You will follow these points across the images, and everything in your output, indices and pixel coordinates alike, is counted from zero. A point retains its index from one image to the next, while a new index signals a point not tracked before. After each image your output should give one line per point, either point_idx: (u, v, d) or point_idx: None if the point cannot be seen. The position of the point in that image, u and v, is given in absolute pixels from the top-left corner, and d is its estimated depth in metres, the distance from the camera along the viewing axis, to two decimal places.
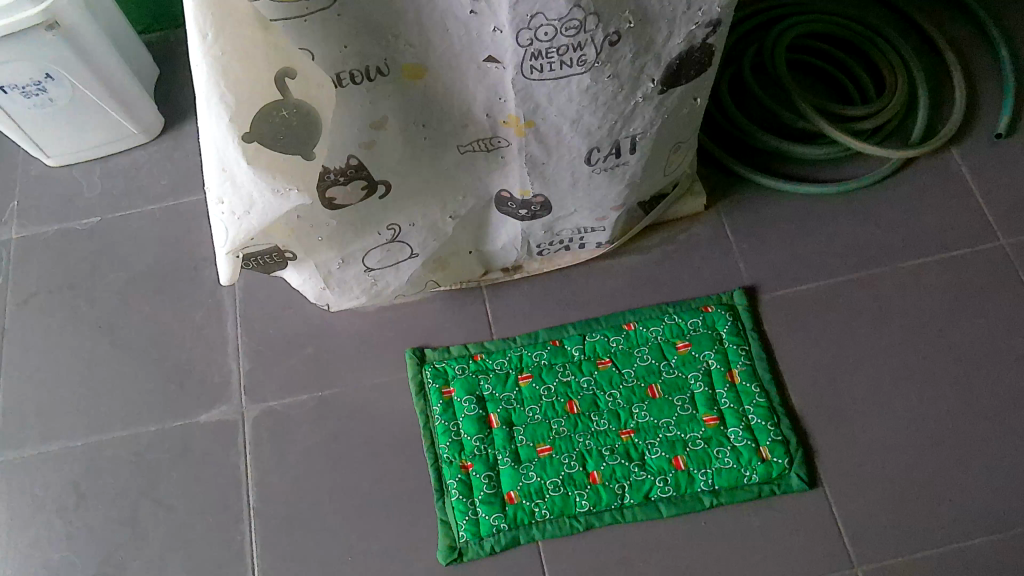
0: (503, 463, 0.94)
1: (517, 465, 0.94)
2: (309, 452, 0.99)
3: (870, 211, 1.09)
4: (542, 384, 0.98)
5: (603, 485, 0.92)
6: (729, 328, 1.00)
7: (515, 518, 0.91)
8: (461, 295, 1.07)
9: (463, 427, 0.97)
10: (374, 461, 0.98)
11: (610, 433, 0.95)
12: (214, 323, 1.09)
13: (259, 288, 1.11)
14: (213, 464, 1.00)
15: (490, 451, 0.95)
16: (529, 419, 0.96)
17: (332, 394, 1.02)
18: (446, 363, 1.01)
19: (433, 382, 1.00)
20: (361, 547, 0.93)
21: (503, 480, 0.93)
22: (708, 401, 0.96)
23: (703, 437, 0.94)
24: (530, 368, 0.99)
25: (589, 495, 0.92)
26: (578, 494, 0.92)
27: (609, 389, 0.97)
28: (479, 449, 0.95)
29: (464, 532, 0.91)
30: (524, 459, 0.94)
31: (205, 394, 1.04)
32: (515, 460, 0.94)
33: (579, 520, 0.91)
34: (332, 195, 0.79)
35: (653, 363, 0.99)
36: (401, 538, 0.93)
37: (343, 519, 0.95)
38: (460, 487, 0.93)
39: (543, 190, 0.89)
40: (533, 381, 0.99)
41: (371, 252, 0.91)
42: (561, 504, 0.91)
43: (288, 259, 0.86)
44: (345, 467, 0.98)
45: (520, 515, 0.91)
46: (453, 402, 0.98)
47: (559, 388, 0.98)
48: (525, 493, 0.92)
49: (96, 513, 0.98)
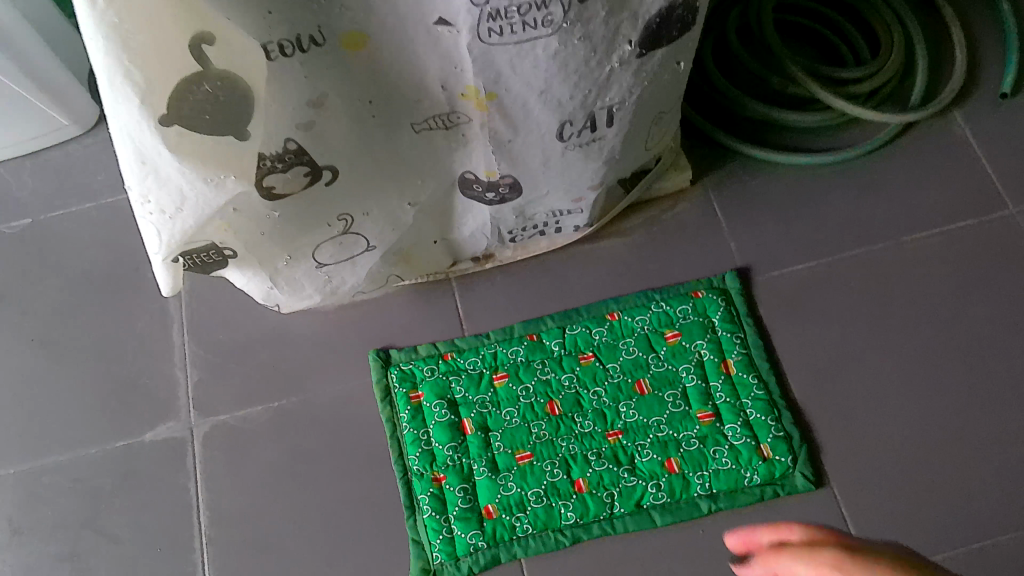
0: (479, 474, 0.85)
1: (495, 475, 0.85)
2: (267, 469, 0.90)
3: (868, 182, 1.01)
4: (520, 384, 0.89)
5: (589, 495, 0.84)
6: (721, 315, 0.92)
7: (494, 535, 0.83)
8: (429, 289, 0.98)
9: (435, 435, 0.88)
10: (339, 478, 0.89)
11: (596, 435, 0.86)
12: (160, 332, 0.99)
13: (206, 291, 1.01)
14: (161, 486, 0.90)
15: (464, 460, 0.86)
16: (507, 424, 0.88)
17: (290, 404, 0.93)
18: (414, 364, 0.92)
19: (400, 386, 0.91)
20: (327, 573, 0.85)
21: (479, 490, 0.85)
22: (701, 395, 0.88)
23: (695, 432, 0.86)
24: (506, 367, 0.91)
25: (575, 506, 0.83)
26: (563, 505, 0.84)
27: (593, 387, 0.89)
28: (452, 460, 0.86)
29: (439, 552, 0.83)
30: (502, 469, 0.85)
31: (150, 410, 0.94)
32: (492, 470, 0.85)
33: (566, 534, 0.83)
34: (271, 184, 0.69)
35: (640, 357, 0.90)
36: (371, 559, 0.85)
37: (306, 542, 0.86)
38: (432, 502, 0.85)
39: (511, 172, 0.79)
40: (510, 381, 0.90)
41: (322, 246, 0.81)
42: (544, 517, 0.83)
43: (228, 258, 0.77)
44: (306, 485, 0.89)
45: (499, 531, 0.83)
46: (422, 408, 0.89)
47: (539, 387, 0.89)
48: (503, 504, 0.84)
49: (34, 547, 0.89)
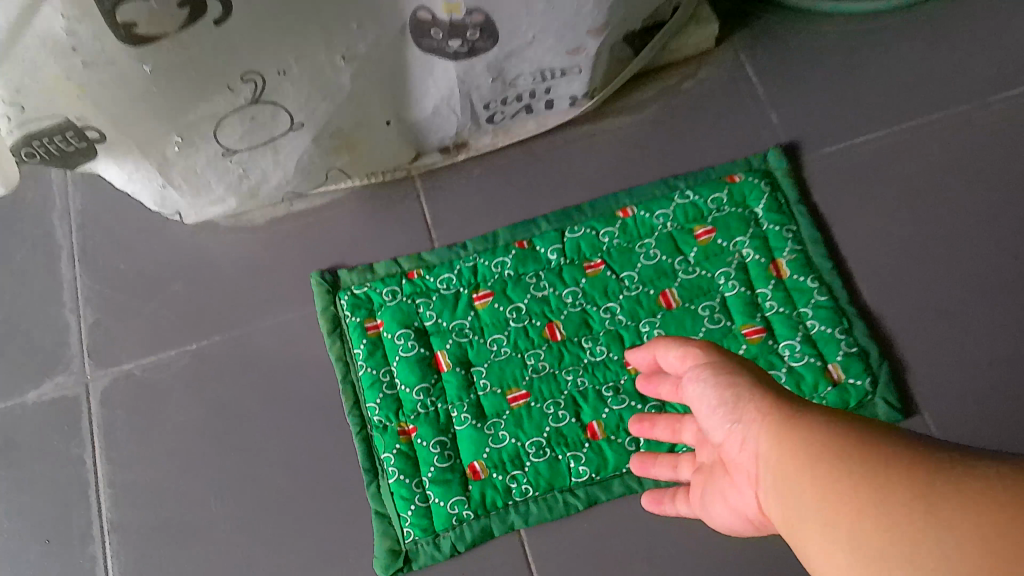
0: (460, 423, 0.65)
1: (481, 424, 0.65)
2: (185, 431, 0.69)
3: (942, 29, 0.79)
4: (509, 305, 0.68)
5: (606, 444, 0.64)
6: (766, 203, 0.71)
7: (484, 502, 0.63)
8: (386, 191, 0.76)
9: (399, 376, 0.67)
10: (279, 438, 0.68)
11: (612, 364, 0.66)
12: (39, 262, 0.76)
13: (99, 208, 0.78)
14: (49, 459, 0.69)
15: (440, 406, 0.66)
16: (494, 356, 0.67)
17: (212, 346, 0.72)
18: (369, 287, 0.71)
19: (353, 316, 0.70)
20: (268, 561, 0.65)
21: (462, 445, 0.64)
22: (746, 307, 0.67)
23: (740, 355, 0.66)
24: (490, 284, 0.70)
25: (588, 458, 0.64)
26: (573, 457, 0.64)
27: (604, 303, 0.68)
28: (424, 407, 0.66)
29: (411, 528, 0.63)
30: (490, 415, 0.65)
31: (32, 361, 0.73)
32: (477, 418, 0.65)
33: (578, 495, 0.63)
34: (127, 19, 0.46)
35: (664, 262, 0.69)
36: (324, 540, 0.65)
37: (239, 521, 0.66)
38: (400, 463, 0.64)
39: (482, 6, 0.57)
40: (495, 301, 0.69)
41: (226, 120, 0.58)
42: (548, 474, 0.63)
43: (92, 141, 0.56)
44: (237, 448, 0.68)
45: (489, 497, 0.63)
46: (381, 342, 0.68)
47: (533, 308, 0.68)
48: (494, 461, 0.64)
49: None
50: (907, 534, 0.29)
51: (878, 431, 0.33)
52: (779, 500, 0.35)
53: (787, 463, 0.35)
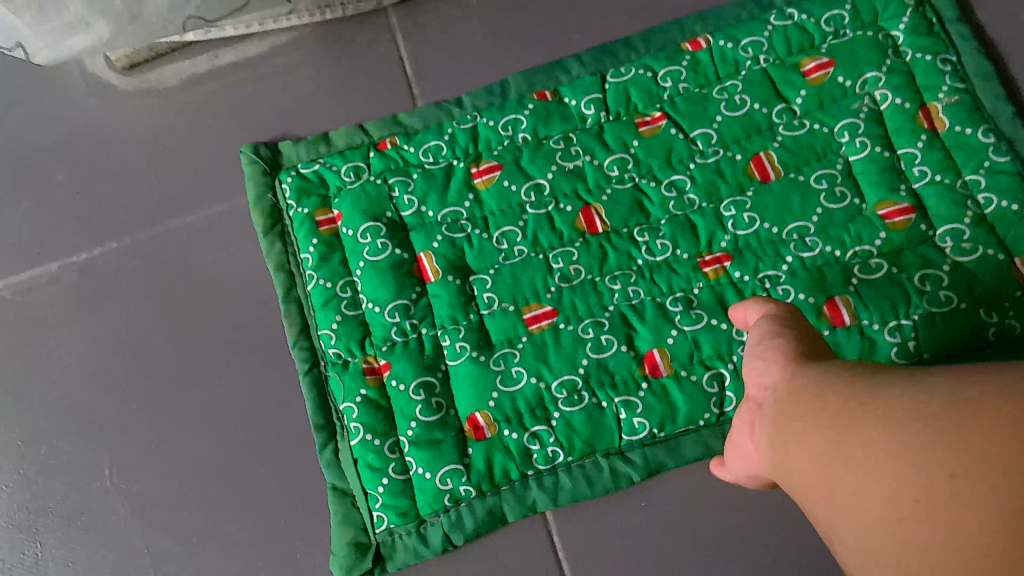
0: (454, 357, 0.44)
1: (485, 357, 0.43)
2: (68, 374, 0.49)
3: None
4: (525, 183, 0.46)
5: (673, 385, 0.42)
6: (910, 25, 0.47)
7: (488, 473, 0.42)
8: (348, 33, 0.54)
9: (365, 289, 0.45)
10: (200, 381, 0.48)
11: (680, 265, 0.44)
12: None
13: None
14: None
15: (424, 332, 0.44)
16: (503, 257, 0.45)
17: (108, 256, 0.51)
18: (323, 165, 0.49)
19: (298, 204, 0.48)
20: (184, 558, 0.44)
21: (456, 388, 0.43)
22: (885, 176, 0.44)
23: (876, 248, 0.43)
24: (497, 155, 0.48)
25: (646, 404, 0.42)
26: (623, 405, 0.42)
27: (666, 177, 0.46)
28: (401, 334, 0.44)
29: (383, 512, 0.42)
30: (499, 343, 0.44)
31: None
32: (480, 348, 0.44)
33: (631, 459, 0.42)
34: None
35: (757, 114, 0.46)
36: (264, 527, 0.45)
37: (141, 502, 0.46)
38: (366, 417, 0.43)
39: None
40: (506, 178, 0.47)
41: None
42: (586, 431, 0.42)
43: None
44: (140, 397, 0.48)
45: (498, 465, 0.42)
46: (340, 241, 0.47)
47: (561, 185, 0.46)
48: (505, 413, 0.43)
49: None
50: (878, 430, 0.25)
51: (915, 377, 0.26)
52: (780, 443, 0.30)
53: (790, 403, 0.30)
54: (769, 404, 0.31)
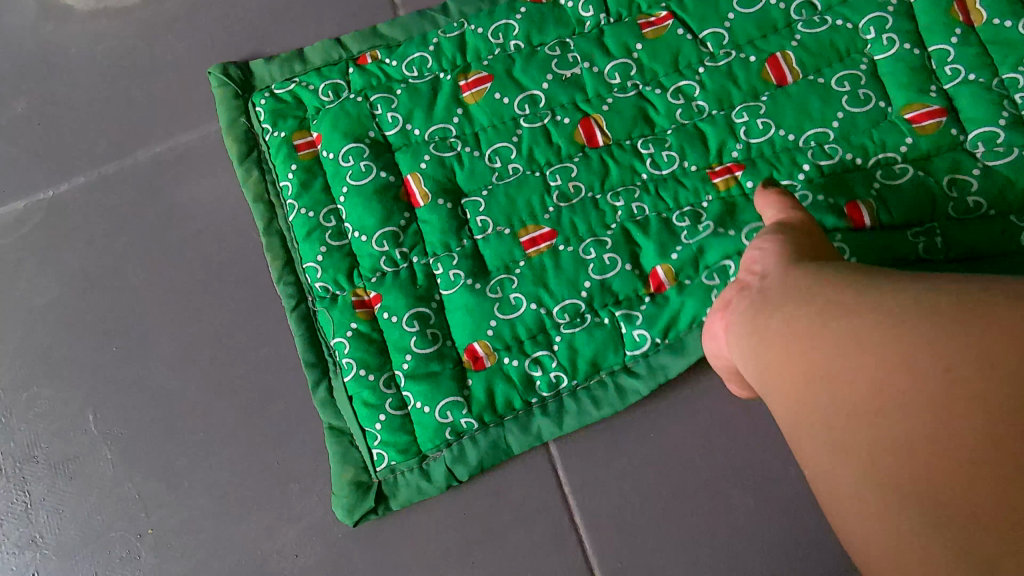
0: (448, 284, 0.41)
1: (481, 283, 0.40)
2: (38, 320, 0.46)
3: None
4: (518, 94, 0.43)
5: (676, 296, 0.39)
6: None
7: (488, 403, 0.40)
8: None
9: (350, 216, 0.42)
10: (182, 322, 0.45)
11: (690, 176, 0.41)
12: None
13: None
14: None
15: (415, 258, 0.41)
16: (498, 175, 0.42)
17: (73, 192, 0.47)
18: (300, 83, 0.45)
19: (275, 129, 0.44)
20: (173, 506, 0.42)
21: (452, 316, 0.41)
22: (915, 75, 0.40)
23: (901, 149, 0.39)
24: (489, 64, 0.44)
25: (653, 321, 0.39)
26: (627, 323, 0.39)
27: (674, 82, 0.42)
28: (390, 262, 0.41)
29: (382, 449, 0.40)
30: (496, 269, 0.41)
31: None
32: (476, 274, 0.41)
33: (638, 380, 0.39)
34: None
35: (773, 11, 0.43)
36: (258, 471, 0.43)
37: (126, 450, 0.43)
38: (357, 350, 0.41)
39: None
40: (499, 89, 0.43)
41: None
42: (589, 352, 0.39)
43: None
44: (119, 341, 0.45)
45: (500, 395, 0.40)
46: (320, 164, 0.43)
47: (559, 94, 0.43)
48: (505, 340, 0.40)
49: None
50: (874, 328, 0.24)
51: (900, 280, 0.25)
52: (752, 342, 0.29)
53: (776, 285, 0.29)
54: (757, 287, 0.30)
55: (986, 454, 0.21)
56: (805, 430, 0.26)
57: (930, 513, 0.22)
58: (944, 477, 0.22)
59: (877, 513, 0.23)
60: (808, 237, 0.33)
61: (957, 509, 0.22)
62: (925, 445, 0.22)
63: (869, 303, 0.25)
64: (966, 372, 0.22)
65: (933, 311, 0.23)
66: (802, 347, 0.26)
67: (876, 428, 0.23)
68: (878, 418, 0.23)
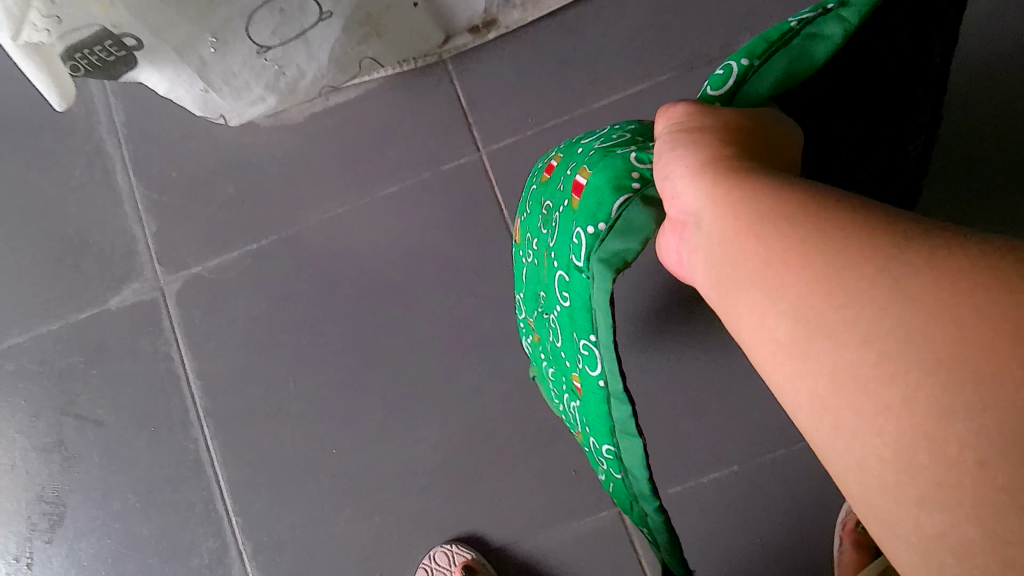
0: (554, 339, 0.47)
1: (549, 323, 0.48)
2: (256, 325, 0.75)
3: None
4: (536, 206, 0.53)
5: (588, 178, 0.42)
6: None
7: (602, 415, 0.39)
8: (419, 75, 0.76)
9: (547, 367, 0.54)
10: (346, 325, 0.74)
11: (585, 156, 0.46)
12: (93, 176, 0.80)
13: (138, 116, 0.79)
14: (139, 358, 0.76)
15: (551, 353, 0.51)
16: (538, 266, 0.51)
17: (268, 244, 0.75)
18: (520, 320, 0.62)
19: (527, 343, 0.60)
20: (350, 435, 0.72)
21: (564, 374, 0.46)
22: None
23: (825, 7, 0.38)
24: (529, 220, 0.55)
25: (580, 225, 0.40)
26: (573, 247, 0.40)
27: (579, 145, 0.50)
28: (563, 384, 0.48)
29: (632, 514, 0.42)
30: (551, 311, 0.47)
31: (106, 271, 0.78)
32: (547, 311, 0.48)
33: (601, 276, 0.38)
34: None
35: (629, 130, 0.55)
36: (398, 413, 0.72)
37: (318, 403, 0.73)
38: (574, 428, 0.51)
39: None
40: (530, 222, 0.55)
41: (257, 15, 0.57)
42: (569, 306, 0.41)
43: (134, 49, 0.55)
44: (308, 337, 0.74)
45: (595, 394, 0.39)
46: (541, 345, 0.54)
47: (536, 210, 0.52)
48: (574, 360, 0.42)
49: (10, 441, 0.76)
50: (858, 277, 0.27)
51: (848, 218, 0.29)
52: (712, 269, 0.34)
53: (738, 240, 0.32)
54: (707, 218, 0.34)
55: (961, 394, 0.24)
56: (780, 362, 0.30)
57: (909, 418, 0.26)
58: (896, 382, 0.26)
59: (881, 453, 0.26)
60: (765, 150, 0.35)
61: (967, 465, 0.24)
62: (879, 352, 0.26)
63: (822, 225, 0.29)
64: (928, 311, 0.25)
65: (891, 262, 0.27)
66: (765, 267, 0.31)
67: (875, 396, 0.26)
68: (843, 348, 0.27)
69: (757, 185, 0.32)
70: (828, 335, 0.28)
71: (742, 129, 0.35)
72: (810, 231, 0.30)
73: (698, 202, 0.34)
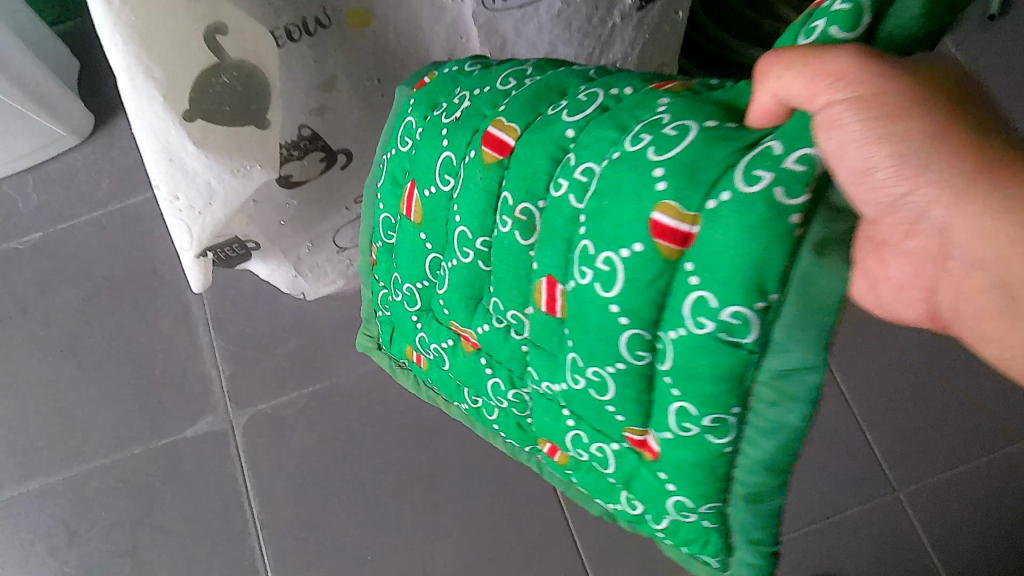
0: (540, 394, 0.53)
1: (537, 378, 0.52)
2: (309, 452, 0.93)
3: None
4: (494, 285, 0.53)
5: (702, 229, 0.36)
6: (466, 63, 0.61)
7: (697, 467, 0.44)
8: None
9: (507, 406, 0.59)
10: (382, 453, 0.93)
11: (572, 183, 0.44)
12: (183, 330, 1.02)
13: (226, 286, 1.04)
14: (209, 478, 0.93)
15: (521, 388, 0.56)
16: (504, 321, 0.54)
17: (323, 388, 0.96)
18: (439, 352, 0.64)
19: (468, 383, 0.62)
20: (382, 543, 0.89)
21: (633, 447, 0.48)
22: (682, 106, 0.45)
23: None
24: (446, 251, 0.57)
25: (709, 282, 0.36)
26: (658, 304, 0.39)
27: (530, 173, 0.47)
28: (540, 425, 0.55)
29: (625, 513, 0.55)
30: (559, 375, 0.49)
31: (187, 406, 0.97)
32: (537, 372, 0.52)
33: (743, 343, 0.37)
34: (288, 172, 0.70)
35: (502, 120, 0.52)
36: (422, 526, 0.90)
37: (357, 517, 0.90)
38: (571, 472, 0.58)
39: None
40: (445, 257, 0.57)
41: (341, 229, 0.84)
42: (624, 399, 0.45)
43: (250, 248, 0.77)
44: (351, 462, 0.93)
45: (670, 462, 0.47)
46: (482, 387, 0.60)
47: (500, 242, 0.50)
48: (635, 419, 0.46)
49: (92, 547, 0.92)
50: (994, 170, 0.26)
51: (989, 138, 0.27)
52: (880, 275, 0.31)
53: (889, 174, 0.28)
54: (869, 188, 0.29)
55: None
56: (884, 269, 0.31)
57: None
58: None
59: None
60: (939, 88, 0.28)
61: None
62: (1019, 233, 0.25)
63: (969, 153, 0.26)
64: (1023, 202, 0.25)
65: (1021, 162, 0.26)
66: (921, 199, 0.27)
67: (991, 257, 0.26)
68: (979, 210, 0.26)
69: (913, 100, 0.28)
70: (946, 242, 0.27)
71: (937, 80, 0.29)
72: (971, 162, 0.26)
73: (851, 108, 0.29)
